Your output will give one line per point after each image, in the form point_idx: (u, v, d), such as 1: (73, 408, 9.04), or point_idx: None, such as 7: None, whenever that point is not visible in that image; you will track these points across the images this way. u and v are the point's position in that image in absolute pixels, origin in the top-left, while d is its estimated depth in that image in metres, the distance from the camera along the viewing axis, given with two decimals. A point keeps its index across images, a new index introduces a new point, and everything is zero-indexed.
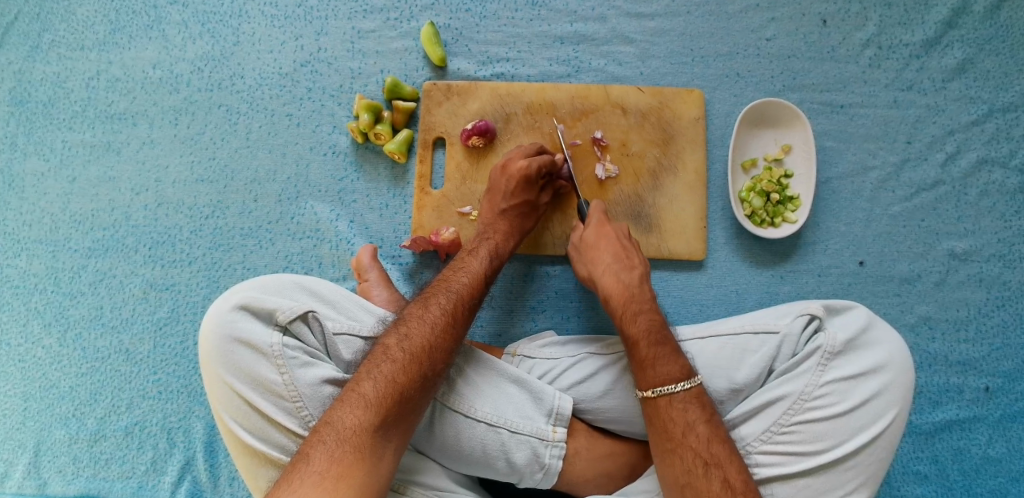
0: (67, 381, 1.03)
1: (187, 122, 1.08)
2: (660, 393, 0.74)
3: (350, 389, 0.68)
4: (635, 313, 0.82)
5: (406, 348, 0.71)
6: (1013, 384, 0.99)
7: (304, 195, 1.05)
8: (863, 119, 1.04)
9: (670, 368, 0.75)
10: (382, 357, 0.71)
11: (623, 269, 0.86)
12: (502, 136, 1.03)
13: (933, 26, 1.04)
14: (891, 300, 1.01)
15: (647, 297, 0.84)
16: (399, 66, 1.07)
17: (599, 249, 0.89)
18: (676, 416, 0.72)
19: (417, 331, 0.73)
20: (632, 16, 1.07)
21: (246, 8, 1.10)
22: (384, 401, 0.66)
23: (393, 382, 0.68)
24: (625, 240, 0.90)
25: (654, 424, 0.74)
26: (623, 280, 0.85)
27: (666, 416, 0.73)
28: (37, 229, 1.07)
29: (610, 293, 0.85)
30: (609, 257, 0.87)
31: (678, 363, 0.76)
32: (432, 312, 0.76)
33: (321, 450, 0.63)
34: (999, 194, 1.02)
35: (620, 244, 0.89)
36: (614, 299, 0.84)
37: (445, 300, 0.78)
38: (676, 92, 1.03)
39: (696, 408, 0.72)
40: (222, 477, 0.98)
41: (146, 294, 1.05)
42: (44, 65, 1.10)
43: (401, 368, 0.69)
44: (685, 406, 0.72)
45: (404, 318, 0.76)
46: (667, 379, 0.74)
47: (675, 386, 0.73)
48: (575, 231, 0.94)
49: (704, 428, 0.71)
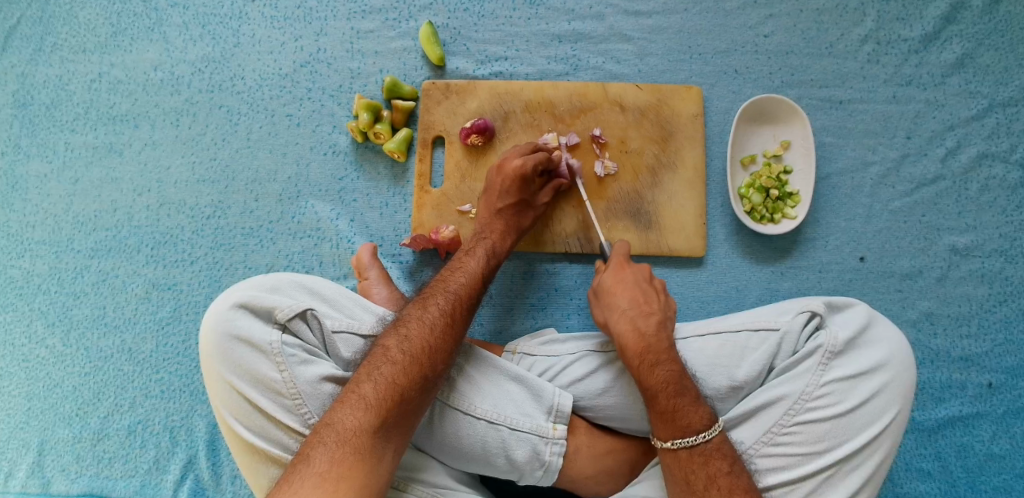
0: (71, 381, 1.04)
1: (189, 123, 1.09)
2: (682, 445, 0.73)
3: (350, 390, 0.68)
4: (652, 364, 0.78)
5: (406, 349, 0.71)
6: (1016, 380, 0.98)
7: (304, 195, 1.06)
8: (863, 114, 1.04)
9: (693, 418, 0.73)
10: (382, 359, 0.71)
11: (639, 316, 0.82)
12: (500, 134, 1.03)
13: (932, 21, 1.04)
14: (892, 296, 1.00)
15: (665, 346, 0.79)
16: (398, 65, 1.08)
17: (617, 294, 0.86)
18: (697, 469, 0.71)
19: (416, 333, 0.74)
20: (630, 14, 1.07)
21: (246, 10, 1.10)
22: (384, 403, 0.67)
23: (393, 385, 0.68)
24: (644, 283, 0.87)
25: (674, 474, 0.73)
26: (639, 327, 0.81)
27: (686, 468, 0.72)
28: (41, 230, 1.08)
29: (625, 342, 0.81)
30: (626, 302, 0.84)
31: (699, 411, 0.74)
32: (431, 314, 0.76)
33: (321, 451, 0.63)
34: (1000, 189, 1.01)
35: (638, 289, 0.86)
36: (630, 350, 0.80)
37: (444, 301, 0.78)
38: (675, 90, 1.03)
39: (718, 460, 0.71)
40: (225, 475, 0.98)
41: (148, 294, 1.05)
42: (47, 67, 1.11)
43: (401, 370, 0.69)
44: (706, 459, 0.72)
45: (403, 319, 0.76)
46: (688, 430, 0.73)
47: (696, 438, 0.72)
48: (596, 275, 0.91)
49: (727, 481, 0.70)
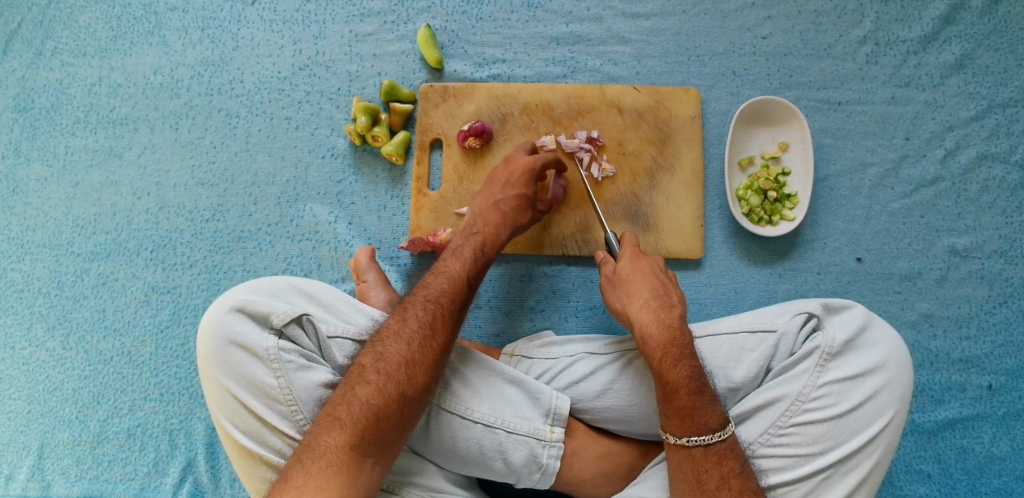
0: (71, 383, 1.04)
1: (188, 126, 1.10)
2: (696, 443, 0.71)
3: (328, 411, 0.68)
4: (676, 357, 0.76)
5: (382, 369, 0.71)
6: (1016, 382, 0.98)
7: (303, 198, 1.06)
8: (861, 116, 1.03)
9: (709, 418, 0.72)
10: (358, 379, 0.70)
11: (663, 307, 0.82)
12: (498, 136, 1.03)
13: (931, 22, 1.04)
14: (891, 298, 1.00)
15: (688, 341, 0.79)
16: (396, 68, 1.08)
17: (635, 282, 0.85)
18: (711, 468, 0.70)
19: (393, 350, 0.72)
20: (627, 16, 1.07)
21: (245, 13, 1.11)
22: (359, 422, 0.66)
23: (369, 403, 0.68)
24: (661, 273, 0.86)
25: (684, 472, 0.72)
26: (664, 319, 0.80)
27: (699, 466, 0.71)
28: (41, 233, 1.08)
29: (650, 334, 0.79)
30: (647, 292, 0.84)
31: (716, 412, 0.73)
32: (410, 327, 0.75)
33: (299, 468, 0.64)
34: (1000, 190, 1.01)
35: (657, 278, 0.85)
36: (654, 341, 0.78)
37: (423, 312, 0.76)
38: (673, 91, 1.03)
39: (732, 461, 0.71)
40: (224, 478, 0.98)
41: (147, 298, 1.06)
42: (47, 71, 1.12)
43: (376, 390, 0.69)
44: (721, 459, 0.71)
45: (381, 335, 0.74)
46: (704, 428, 0.71)
47: (712, 437, 0.71)
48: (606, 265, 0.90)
49: (737, 482, 0.69)
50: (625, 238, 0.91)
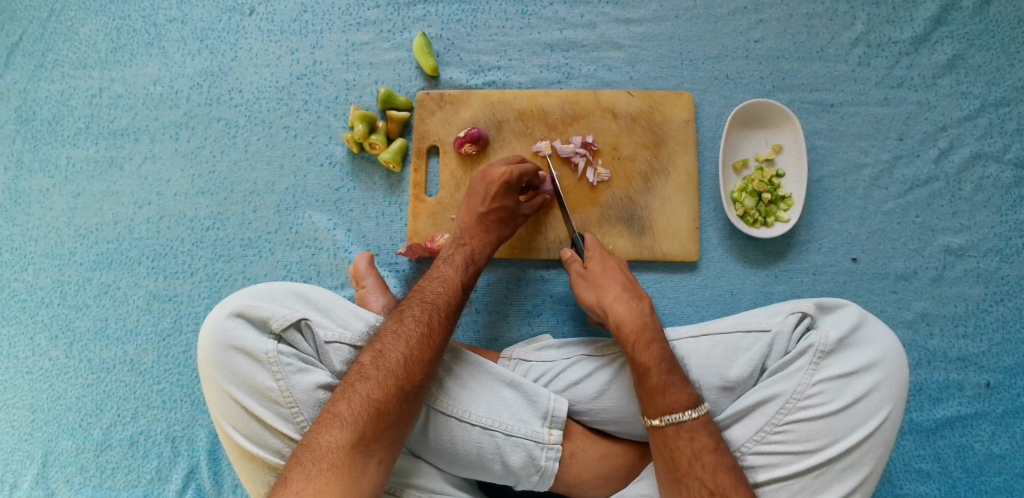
0: (74, 392, 1.05)
1: (188, 136, 1.11)
2: (670, 421, 0.73)
3: (327, 410, 0.69)
4: (648, 341, 0.78)
5: (381, 365, 0.71)
6: (1014, 379, 0.98)
7: (302, 205, 1.07)
8: (854, 117, 1.04)
9: (680, 397, 0.74)
10: (357, 376, 0.71)
11: (634, 298, 0.84)
12: (493, 143, 1.04)
13: (922, 23, 1.05)
14: (887, 297, 1.00)
15: (659, 326, 0.81)
16: (393, 76, 1.09)
17: (606, 277, 0.87)
18: (683, 445, 0.72)
19: (392, 348, 0.73)
20: (621, 21, 1.08)
21: (243, 24, 1.12)
22: (360, 418, 0.67)
23: (369, 399, 0.68)
24: (627, 273, 0.89)
25: (660, 452, 0.74)
26: (636, 308, 0.82)
27: (672, 445, 0.73)
28: (44, 243, 1.09)
29: (623, 320, 0.81)
30: (619, 285, 0.86)
31: (686, 392, 0.75)
32: (407, 326, 0.76)
33: (299, 470, 0.64)
34: (994, 189, 1.01)
35: (625, 275, 0.88)
36: (627, 326, 0.80)
37: (419, 311, 0.77)
38: (666, 95, 1.04)
39: (704, 438, 0.72)
40: (226, 484, 0.99)
41: (149, 306, 1.07)
42: (49, 84, 1.13)
43: (377, 385, 0.69)
44: (693, 435, 0.72)
45: (379, 334, 0.75)
46: (675, 407, 0.73)
47: (683, 415, 0.73)
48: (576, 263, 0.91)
49: (710, 458, 0.71)
50: (590, 242, 0.92)
